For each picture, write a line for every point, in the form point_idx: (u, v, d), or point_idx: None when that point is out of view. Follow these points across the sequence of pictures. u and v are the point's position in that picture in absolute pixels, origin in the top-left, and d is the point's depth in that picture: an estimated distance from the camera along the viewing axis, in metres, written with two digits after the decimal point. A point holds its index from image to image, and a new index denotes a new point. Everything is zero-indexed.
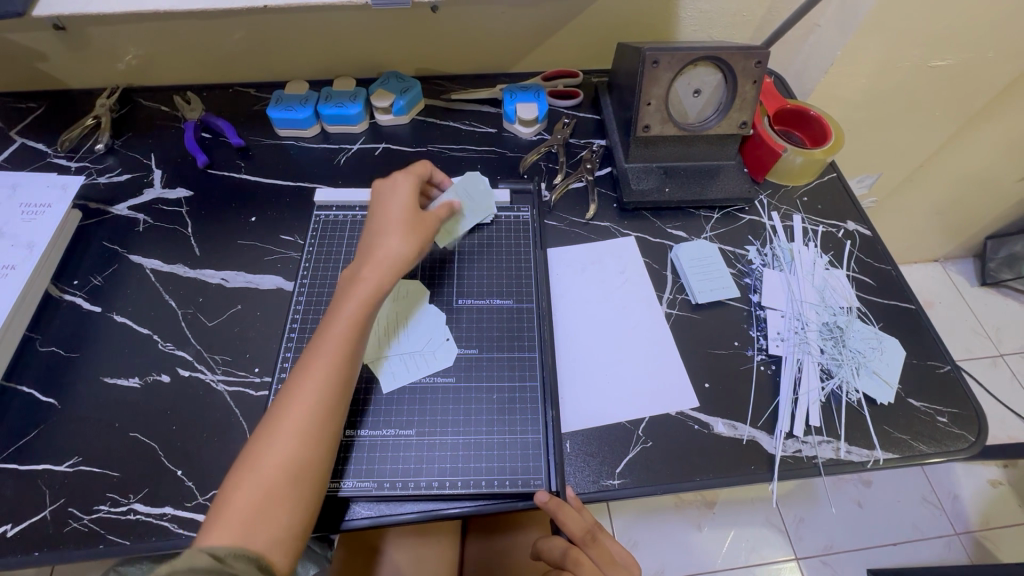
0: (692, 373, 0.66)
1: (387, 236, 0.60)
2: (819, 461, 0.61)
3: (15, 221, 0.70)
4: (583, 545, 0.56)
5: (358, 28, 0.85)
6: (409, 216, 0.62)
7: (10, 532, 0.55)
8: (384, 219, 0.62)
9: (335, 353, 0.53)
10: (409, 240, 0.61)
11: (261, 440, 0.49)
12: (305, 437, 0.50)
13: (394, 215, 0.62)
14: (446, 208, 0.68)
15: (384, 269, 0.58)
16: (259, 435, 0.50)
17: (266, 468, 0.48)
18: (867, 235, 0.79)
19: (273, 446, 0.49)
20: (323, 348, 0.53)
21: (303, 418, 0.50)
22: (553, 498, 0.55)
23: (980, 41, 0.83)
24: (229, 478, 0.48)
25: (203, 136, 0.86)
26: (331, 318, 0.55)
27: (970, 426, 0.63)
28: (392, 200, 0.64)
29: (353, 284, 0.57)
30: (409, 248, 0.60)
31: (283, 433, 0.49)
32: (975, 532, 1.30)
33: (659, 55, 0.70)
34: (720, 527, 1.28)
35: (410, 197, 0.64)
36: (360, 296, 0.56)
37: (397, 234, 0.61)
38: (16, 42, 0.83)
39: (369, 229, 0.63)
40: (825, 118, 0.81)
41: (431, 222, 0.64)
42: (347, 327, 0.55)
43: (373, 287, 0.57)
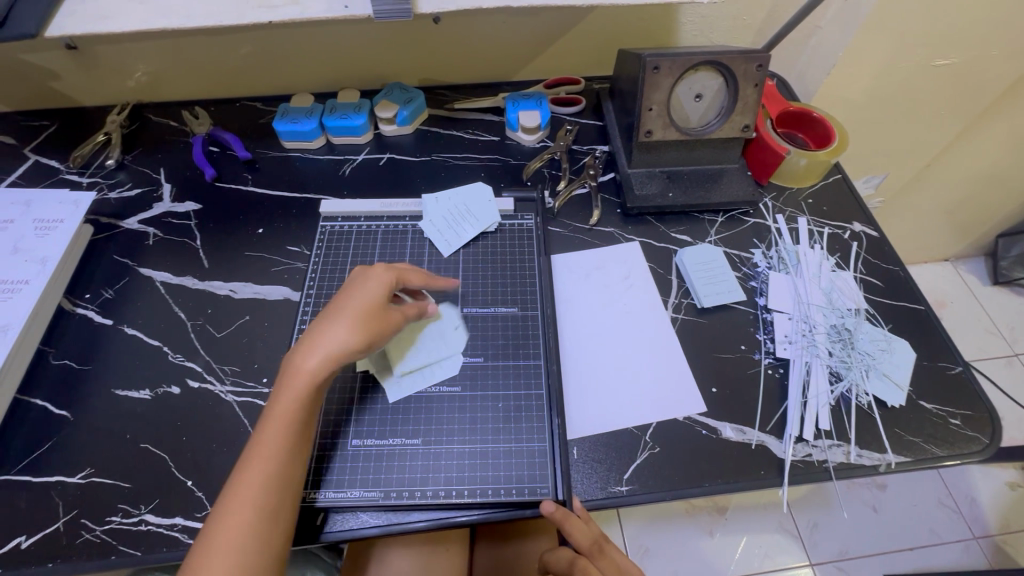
0: (699, 378, 0.66)
1: (335, 324, 0.54)
2: (829, 465, 0.60)
3: (28, 237, 0.71)
4: (590, 557, 0.55)
5: (361, 41, 0.87)
6: (369, 308, 0.55)
7: (24, 543, 0.56)
8: (339, 304, 0.56)
9: (284, 430, 0.50)
10: (361, 336, 0.54)
11: (213, 528, 0.46)
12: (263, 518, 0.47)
13: (352, 300, 0.55)
14: (417, 308, 0.61)
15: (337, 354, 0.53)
16: (211, 521, 0.46)
17: (224, 556, 0.45)
18: (873, 236, 0.78)
19: (230, 531, 0.46)
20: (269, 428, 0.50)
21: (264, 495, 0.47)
22: (558, 509, 0.54)
23: (984, 39, 0.83)
24: (186, 567, 0.45)
25: (211, 150, 0.88)
26: (275, 397, 0.51)
27: (983, 427, 0.62)
28: (355, 285, 0.57)
29: (293, 364, 0.52)
30: (364, 340, 0.54)
31: (239, 516, 0.46)
32: (994, 536, 1.27)
33: (660, 61, 0.70)
34: (732, 533, 1.26)
35: (381, 294, 0.57)
36: (304, 376, 0.51)
37: (347, 322, 0.54)
38: (29, 62, 0.85)
39: (318, 317, 0.56)
40: (828, 120, 0.81)
41: (392, 321, 0.57)
42: (298, 406, 0.51)
43: (314, 365, 0.52)
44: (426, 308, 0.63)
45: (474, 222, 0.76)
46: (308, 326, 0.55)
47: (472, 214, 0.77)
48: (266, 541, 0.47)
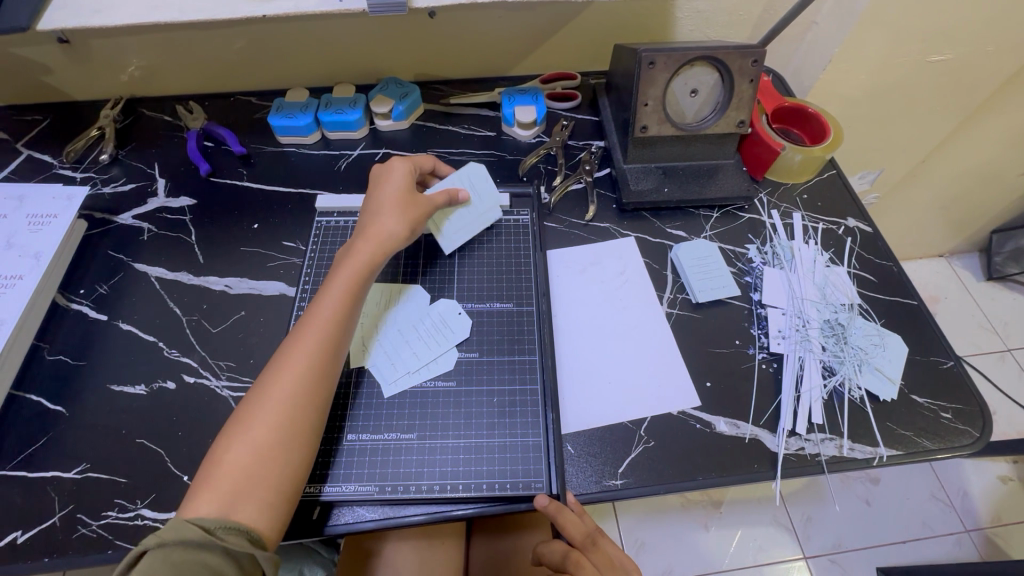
0: (694, 372, 0.66)
1: (382, 211, 0.64)
2: (822, 458, 0.61)
3: (22, 232, 0.71)
4: (584, 551, 0.55)
5: (356, 35, 0.86)
6: (402, 196, 0.65)
7: (20, 538, 0.56)
8: (379, 195, 0.66)
9: (329, 320, 0.56)
10: (405, 217, 0.64)
11: (256, 398, 0.51)
12: (297, 390, 0.52)
13: (391, 190, 0.65)
14: (445, 194, 0.69)
15: (374, 245, 0.61)
16: (255, 393, 0.52)
17: (259, 424, 0.50)
18: (867, 231, 0.79)
19: (268, 400, 0.51)
20: (313, 318, 0.56)
21: (293, 380, 0.52)
22: (552, 503, 0.55)
23: (978, 36, 0.83)
24: (223, 438, 0.50)
25: (205, 145, 0.87)
26: (326, 288, 0.59)
27: (974, 421, 0.63)
28: (386, 177, 0.67)
29: (347, 261, 0.61)
30: (401, 224, 0.63)
31: (278, 386, 0.52)
32: (985, 529, 1.28)
33: (656, 56, 0.70)
34: (727, 527, 1.27)
35: (406, 178, 0.67)
36: (355, 268, 0.60)
37: (393, 210, 0.64)
38: (21, 56, 0.85)
39: (364, 209, 0.66)
40: (824, 116, 0.81)
41: (426, 201, 0.67)
42: (339, 300, 0.58)
43: (363, 260, 0.60)
44: (455, 194, 0.71)
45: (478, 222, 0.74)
46: (358, 223, 0.65)
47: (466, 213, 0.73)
48: (291, 421, 0.51)
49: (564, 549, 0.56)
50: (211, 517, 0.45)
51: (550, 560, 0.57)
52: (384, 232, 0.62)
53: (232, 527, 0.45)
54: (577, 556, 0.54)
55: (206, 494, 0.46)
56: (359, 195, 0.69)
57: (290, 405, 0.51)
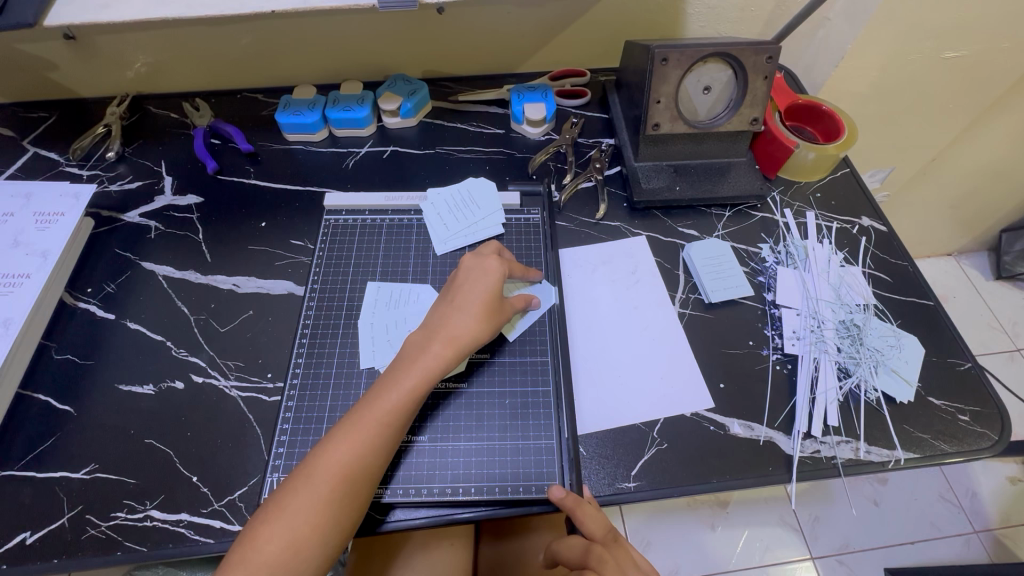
0: (708, 373, 0.66)
1: (462, 311, 0.59)
2: (838, 461, 0.60)
3: (29, 231, 0.71)
4: (604, 545, 0.53)
5: (364, 31, 0.85)
6: (489, 301, 0.60)
7: (29, 539, 0.56)
8: (459, 295, 0.61)
9: (388, 420, 0.53)
10: (485, 324, 0.59)
11: (296, 491, 0.49)
12: (339, 492, 0.49)
13: (476, 291, 0.60)
14: (523, 299, 0.65)
15: (451, 348, 0.57)
16: (294, 486, 0.49)
17: (295, 522, 0.48)
18: (882, 230, 0.78)
19: (307, 497, 0.48)
20: (377, 410, 0.53)
21: (340, 479, 0.49)
22: (570, 496, 0.54)
23: (995, 32, 0.82)
24: (257, 523, 0.48)
25: (212, 142, 0.87)
26: (389, 381, 0.55)
27: (993, 424, 0.62)
28: (477, 273, 0.62)
29: (416, 356, 0.57)
30: (481, 331, 0.59)
31: (319, 482, 0.49)
32: (994, 530, 1.27)
33: (668, 53, 0.69)
34: (734, 527, 1.27)
35: (498, 283, 0.62)
36: (422, 368, 0.56)
37: (473, 313, 0.59)
38: (28, 53, 0.84)
39: (445, 300, 0.61)
40: (838, 113, 0.80)
41: (507, 309, 0.62)
42: (401, 400, 0.54)
43: (436, 361, 0.56)
44: (532, 300, 0.66)
45: (486, 227, 0.75)
46: (436, 311, 0.61)
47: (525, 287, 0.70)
48: (328, 521, 0.48)
49: (585, 544, 0.54)
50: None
51: (567, 557, 0.55)
52: (462, 338, 0.58)
53: None
54: (599, 549, 0.52)
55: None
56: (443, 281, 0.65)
57: (328, 508, 0.49)
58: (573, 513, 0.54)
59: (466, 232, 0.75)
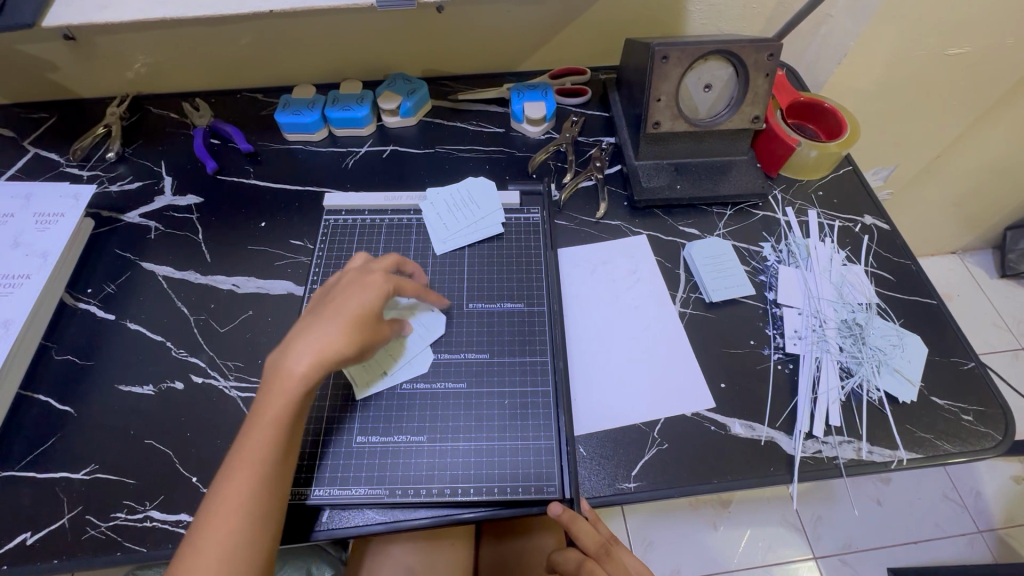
0: (709, 373, 0.65)
1: (326, 326, 0.52)
2: (840, 462, 0.60)
3: (29, 231, 0.71)
4: (598, 560, 0.54)
5: (364, 31, 0.85)
6: (361, 311, 0.54)
7: (30, 539, 0.56)
8: (328, 309, 0.54)
9: (259, 459, 0.48)
10: (353, 333, 0.52)
11: (183, 565, 0.44)
12: (234, 548, 0.45)
13: (343, 303, 0.54)
14: (394, 326, 0.60)
15: (315, 361, 0.50)
16: (183, 557, 0.45)
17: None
18: (885, 229, 0.77)
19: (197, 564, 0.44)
20: (249, 453, 0.48)
21: (225, 538, 0.45)
22: (567, 511, 0.54)
23: (999, 29, 0.81)
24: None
25: (212, 142, 0.87)
26: (256, 416, 0.49)
27: (996, 423, 0.61)
28: (352, 287, 0.56)
29: (275, 383, 0.50)
30: (350, 341, 0.52)
31: (207, 549, 0.45)
32: (998, 530, 1.27)
33: (669, 51, 0.69)
34: (736, 526, 1.26)
35: (371, 293, 0.55)
36: (286, 393, 0.49)
37: (339, 324, 0.52)
38: (28, 53, 0.84)
39: (311, 316, 0.54)
40: (840, 111, 0.79)
41: (385, 325, 0.57)
42: (271, 432, 0.49)
43: (298, 379, 0.50)
44: (403, 326, 0.63)
45: (489, 221, 0.75)
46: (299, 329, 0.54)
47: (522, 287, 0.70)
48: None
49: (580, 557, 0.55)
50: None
51: (562, 569, 0.56)
52: (326, 354, 0.51)
53: None
54: (591, 564, 0.54)
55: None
56: (315, 298, 0.58)
57: (226, 569, 0.44)
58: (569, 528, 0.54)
59: (464, 232, 0.74)
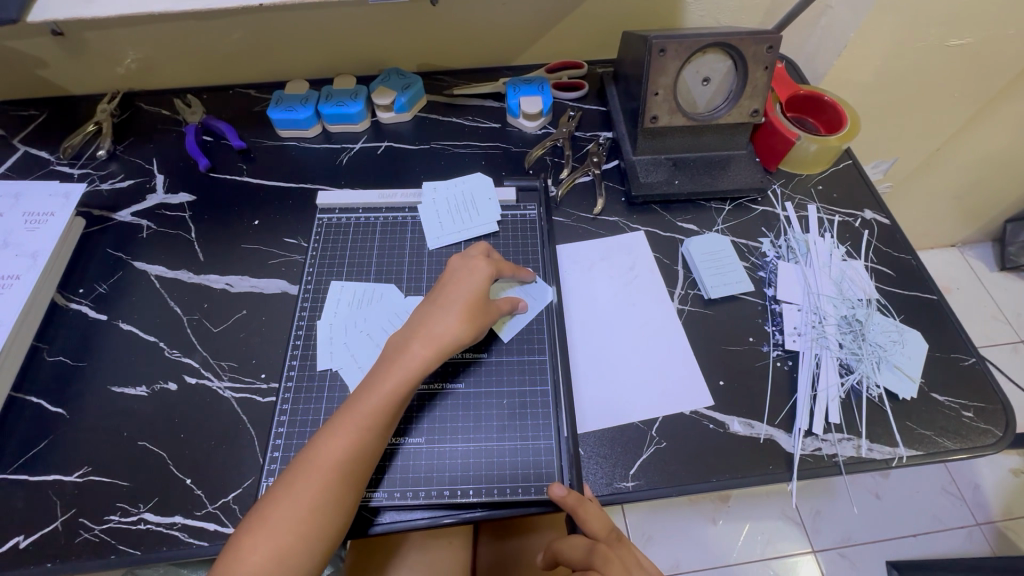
0: (707, 370, 0.65)
1: (444, 311, 0.58)
2: (839, 459, 0.59)
3: (19, 231, 0.70)
4: (609, 545, 0.51)
5: (357, 25, 0.84)
6: (474, 299, 0.59)
7: (23, 543, 0.55)
8: (444, 292, 0.60)
9: (367, 424, 0.52)
10: (469, 327, 0.58)
11: (277, 499, 0.48)
12: (329, 497, 0.49)
13: (460, 290, 0.59)
14: (509, 303, 0.64)
15: (432, 347, 0.56)
16: (279, 490, 0.49)
17: (280, 528, 0.47)
18: (885, 224, 0.76)
19: (290, 505, 0.48)
20: (357, 415, 0.52)
21: (320, 485, 0.49)
22: (571, 494, 0.54)
23: (1001, 19, 0.80)
24: (242, 531, 0.47)
25: (204, 139, 0.86)
26: (372, 383, 0.54)
27: (997, 420, 0.61)
28: (462, 273, 0.61)
29: (397, 358, 0.55)
30: (462, 331, 0.58)
31: (308, 489, 0.48)
32: (997, 522, 1.27)
33: (667, 43, 0.67)
34: (735, 521, 1.26)
35: (484, 283, 0.61)
36: (403, 371, 0.55)
37: (456, 311, 0.58)
38: (15, 49, 0.83)
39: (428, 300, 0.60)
40: (840, 104, 0.78)
41: (493, 310, 0.61)
42: (383, 401, 0.53)
43: (416, 362, 0.55)
44: (517, 303, 0.65)
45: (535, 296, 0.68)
46: (419, 311, 0.60)
47: (519, 287, 0.69)
48: (315, 530, 0.48)
49: (589, 543, 0.52)
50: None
51: (569, 558, 0.52)
52: (444, 340, 0.56)
53: None
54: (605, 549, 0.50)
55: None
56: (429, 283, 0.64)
57: (321, 509, 0.48)
58: (576, 510, 0.53)
59: (456, 227, 0.74)
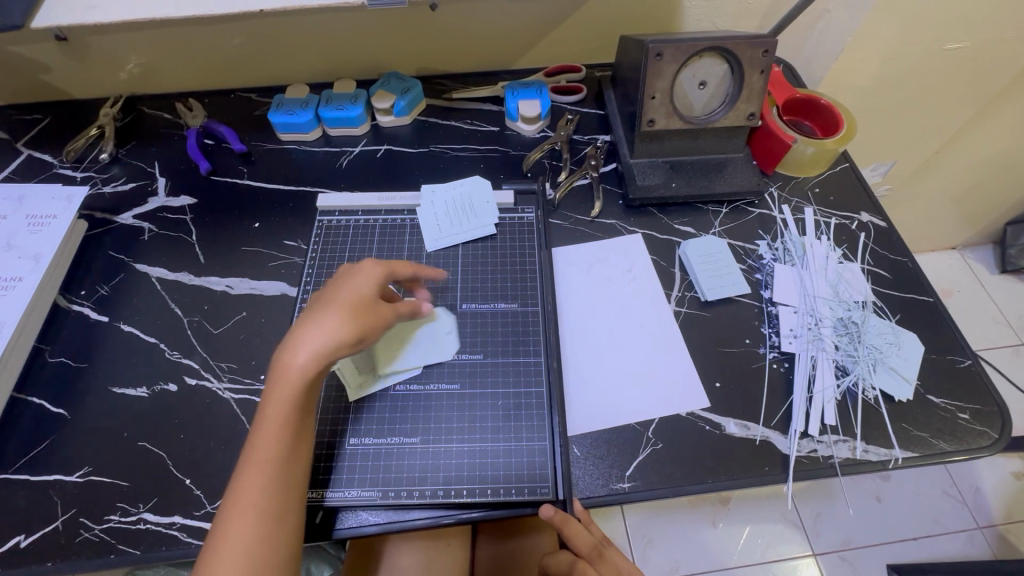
0: (703, 372, 0.65)
1: (327, 317, 0.52)
2: (835, 461, 0.59)
3: (22, 234, 0.70)
4: (589, 560, 0.54)
5: (356, 29, 0.85)
6: (356, 299, 0.54)
7: (24, 542, 0.56)
8: (328, 300, 0.54)
9: (270, 449, 0.47)
10: (356, 325, 0.52)
11: (210, 557, 0.44)
12: (257, 534, 0.44)
13: (340, 296, 0.54)
14: (409, 305, 0.60)
15: (321, 355, 0.50)
16: (228, 495, 0.46)
17: (240, 530, 0.44)
18: (881, 226, 0.77)
19: (224, 556, 0.43)
20: (261, 440, 0.47)
21: (247, 524, 0.44)
22: (556, 513, 0.54)
23: (997, 22, 0.80)
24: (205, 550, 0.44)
25: (206, 143, 0.87)
26: (265, 406, 0.49)
27: (992, 422, 0.61)
28: (346, 278, 0.56)
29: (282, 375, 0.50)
30: (351, 330, 0.51)
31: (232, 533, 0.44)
32: (998, 525, 1.26)
33: (663, 47, 0.68)
34: (736, 524, 1.26)
35: (369, 281, 0.56)
36: (318, 340, 0.50)
37: (337, 315, 0.52)
38: (20, 54, 0.84)
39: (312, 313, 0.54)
40: (836, 107, 0.79)
41: (382, 306, 0.55)
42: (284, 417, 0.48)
43: (301, 367, 0.49)
44: (418, 307, 0.61)
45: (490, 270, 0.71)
46: (301, 327, 0.53)
47: (510, 291, 0.69)
48: (279, 515, 0.46)
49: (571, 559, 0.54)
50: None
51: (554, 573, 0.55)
52: (333, 341, 0.51)
53: None
54: (583, 564, 0.53)
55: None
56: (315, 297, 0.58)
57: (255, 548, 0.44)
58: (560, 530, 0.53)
59: (454, 230, 0.74)
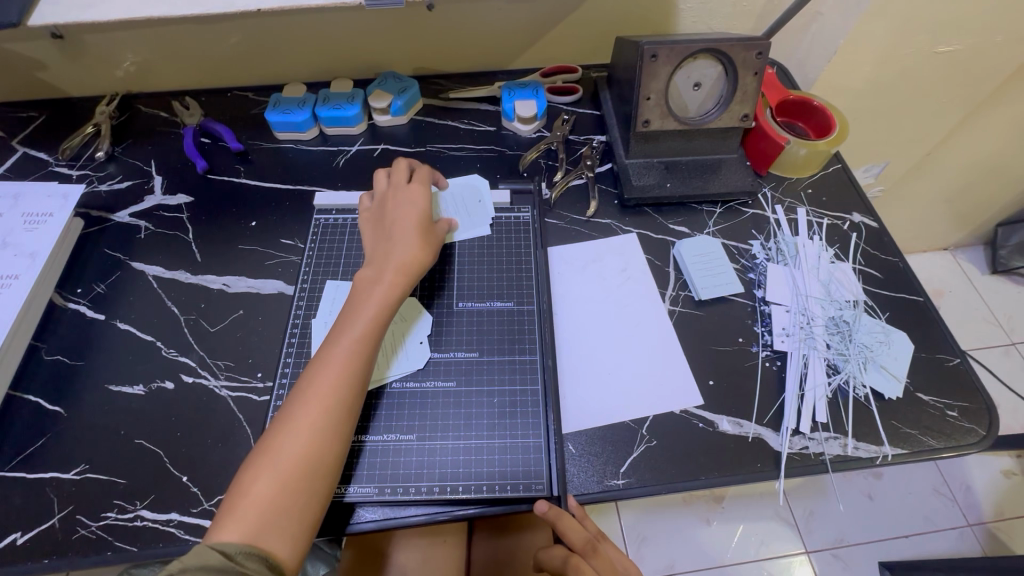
0: (697, 370, 0.66)
1: (405, 242, 0.64)
2: (826, 458, 0.60)
3: (18, 232, 0.70)
4: (583, 556, 0.55)
5: (354, 29, 0.85)
6: (420, 226, 0.66)
7: (21, 539, 0.56)
8: (395, 228, 0.65)
9: (353, 353, 0.55)
10: (426, 249, 0.65)
11: (281, 430, 0.51)
12: (325, 421, 0.51)
13: (407, 222, 0.65)
14: (448, 222, 0.71)
15: (400, 274, 0.61)
16: (279, 423, 0.51)
17: (286, 455, 0.49)
18: (873, 226, 0.78)
19: (292, 430, 0.50)
20: (343, 341, 0.56)
21: (319, 404, 0.52)
22: (552, 508, 0.55)
23: (987, 26, 0.81)
24: (248, 469, 0.49)
25: (202, 141, 0.87)
26: (351, 314, 0.58)
27: (980, 419, 0.62)
28: (403, 207, 0.67)
29: (370, 288, 0.60)
30: (423, 254, 0.64)
31: (306, 412, 0.51)
32: (988, 523, 1.28)
33: (658, 49, 0.69)
34: (729, 522, 1.27)
35: (423, 208, 0.68)
36: (379, 298, 0.59)
37: (412, 239, 0.64)
38: (16, 52, 0.84)
39: (384, 236, 0.65)
40: (829, 109, 0.80)
41: (436, 233, 0.68)
42: (366, 327, 0.57)
43: (387, 288, 0.60)
44: (454, 223, 0.73)
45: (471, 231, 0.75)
46: (378, 248, 0.64)
47: (501, 290, 0.70)
48: (320, 450, 0.50)
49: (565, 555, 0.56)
50: (234, 542, 0.45)
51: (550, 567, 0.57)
52: (409, 262, 0.62)
53: (253, 553, 0.44)
54: (575, 560, 0.54)
55: (230, 523, 0.46)
56: (368, 224, 0.68)
57: (320, 430, 0.51)
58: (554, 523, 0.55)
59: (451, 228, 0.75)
